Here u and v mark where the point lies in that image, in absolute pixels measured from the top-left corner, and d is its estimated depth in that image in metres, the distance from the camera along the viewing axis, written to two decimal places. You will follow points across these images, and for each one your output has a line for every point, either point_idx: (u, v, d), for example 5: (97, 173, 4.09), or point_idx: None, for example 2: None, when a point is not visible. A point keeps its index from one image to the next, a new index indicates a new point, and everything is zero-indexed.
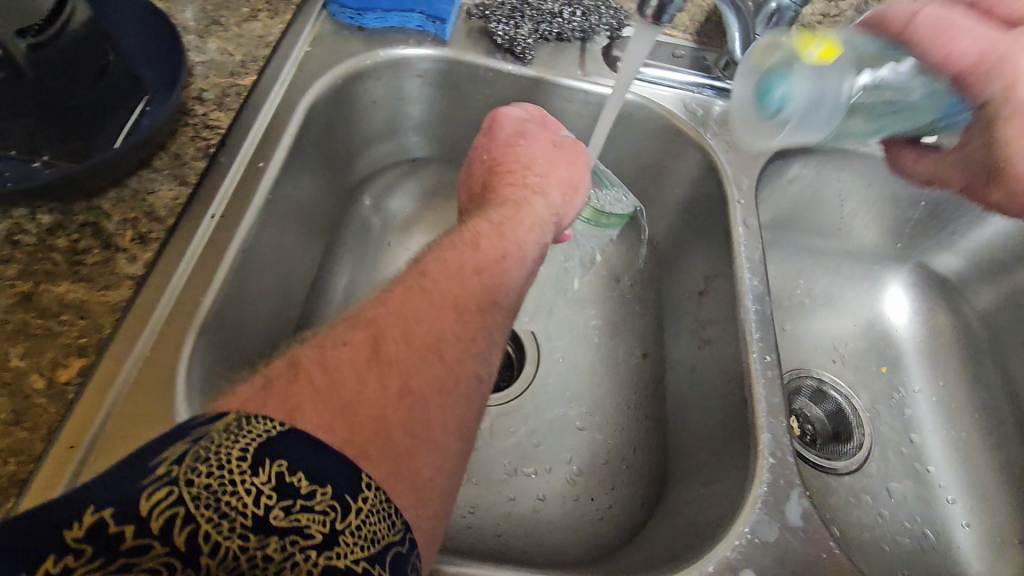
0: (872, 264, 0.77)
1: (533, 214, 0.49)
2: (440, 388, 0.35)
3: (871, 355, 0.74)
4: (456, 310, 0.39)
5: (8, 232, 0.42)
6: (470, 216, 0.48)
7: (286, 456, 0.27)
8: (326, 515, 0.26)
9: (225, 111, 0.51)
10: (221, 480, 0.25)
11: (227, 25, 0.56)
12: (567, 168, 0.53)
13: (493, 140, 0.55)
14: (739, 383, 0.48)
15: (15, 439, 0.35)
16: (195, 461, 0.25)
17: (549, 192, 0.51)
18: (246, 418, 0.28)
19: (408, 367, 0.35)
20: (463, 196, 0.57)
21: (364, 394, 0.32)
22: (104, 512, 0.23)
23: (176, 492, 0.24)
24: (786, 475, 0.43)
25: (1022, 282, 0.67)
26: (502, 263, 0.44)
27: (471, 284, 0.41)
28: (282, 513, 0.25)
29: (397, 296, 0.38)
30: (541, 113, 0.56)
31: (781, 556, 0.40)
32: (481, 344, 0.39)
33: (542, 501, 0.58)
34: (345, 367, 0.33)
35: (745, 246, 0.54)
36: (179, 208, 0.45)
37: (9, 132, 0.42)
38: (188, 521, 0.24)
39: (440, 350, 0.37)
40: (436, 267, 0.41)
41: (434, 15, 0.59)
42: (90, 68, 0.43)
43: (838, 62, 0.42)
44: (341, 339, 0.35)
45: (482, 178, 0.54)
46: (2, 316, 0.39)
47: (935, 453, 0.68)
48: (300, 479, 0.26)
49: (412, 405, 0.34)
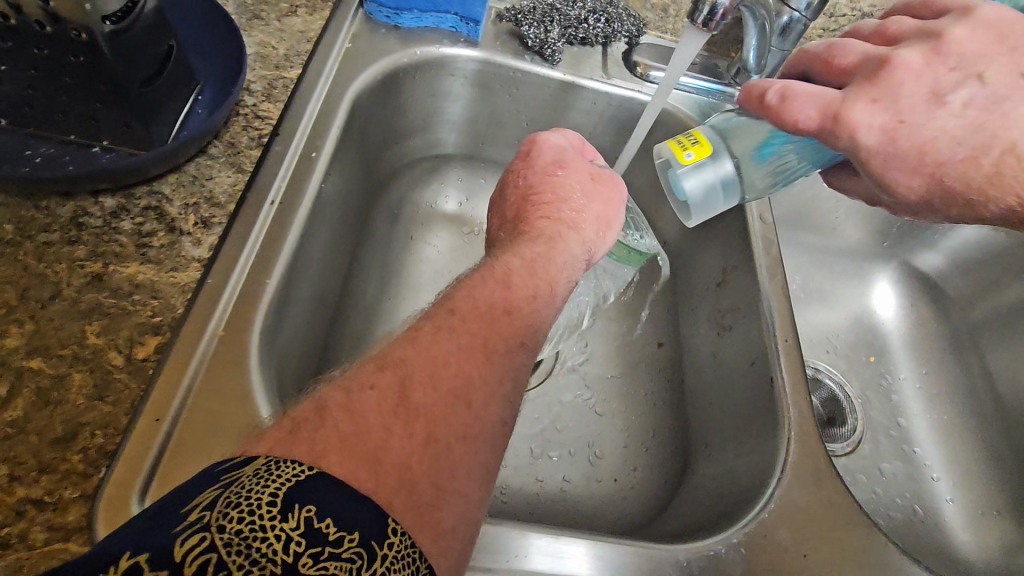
0: (861, 261, 0.82)
1: (566, 250, 0.46)
2: (467, 435, 0.33)
3: (860, 346, 0.79)
4: (484, 352, 0.37)
5: (72, 214, 0.43)
6: (500, 249, 0.45)
7: (314, 500, 0.25)
8: (352, 563, 0.24)
9: (274, 103, 0.53)
10: (252, 527, 0.23)
11: (268, 19, 0.58)
12: (601, 205, 0.51)
13: (531, 166, 0.52)
14: (763, 363, 0.53)
15: (101, 412, 0.36)
16: (227, 506, 0.24)
17: (583, 227, 0.48)
18: (272, 463, 0.27)
19: (435, 413, 0.33)
20: (493, 222, 0.52)
21: (390, 441, 0.31)
22: (139, 557, 0.21)
23: (209, 539, 0.23)
24: (808, 446, 0.47)
25: (994, 278, 0.72)
26: (540, 296, 0.42)
27: (522, 273, 0.42)
28: (310, 560, 0.24)
29: (426, 335, 0.36)
30: (578, 141, 0.55)
31: (806, 517, 0.44)
32: (540, 325, 0.41)
33: (568, 482, 0.60)
34: (372, 414, 0.31)
35: (761, 238, 0.59)
36: (239, 193, 0.47)
37: (73, 113, 0.42)
38: (221, 566, 0.22)
39: (468, 397, 0.34)
40: (466, 304, 0.38)
41: (468, 17, 0.61)
42: (154, 54, 0.43)
43: (714, 155, 0.49)
44: (367, 382, 0.33)
45: (515, 205, 0.50)
46: (76, 295, 0.40)
47: (921, 435, 0.73)
48: (328, 525, 0.25)
49: (437, 454, 0.32)
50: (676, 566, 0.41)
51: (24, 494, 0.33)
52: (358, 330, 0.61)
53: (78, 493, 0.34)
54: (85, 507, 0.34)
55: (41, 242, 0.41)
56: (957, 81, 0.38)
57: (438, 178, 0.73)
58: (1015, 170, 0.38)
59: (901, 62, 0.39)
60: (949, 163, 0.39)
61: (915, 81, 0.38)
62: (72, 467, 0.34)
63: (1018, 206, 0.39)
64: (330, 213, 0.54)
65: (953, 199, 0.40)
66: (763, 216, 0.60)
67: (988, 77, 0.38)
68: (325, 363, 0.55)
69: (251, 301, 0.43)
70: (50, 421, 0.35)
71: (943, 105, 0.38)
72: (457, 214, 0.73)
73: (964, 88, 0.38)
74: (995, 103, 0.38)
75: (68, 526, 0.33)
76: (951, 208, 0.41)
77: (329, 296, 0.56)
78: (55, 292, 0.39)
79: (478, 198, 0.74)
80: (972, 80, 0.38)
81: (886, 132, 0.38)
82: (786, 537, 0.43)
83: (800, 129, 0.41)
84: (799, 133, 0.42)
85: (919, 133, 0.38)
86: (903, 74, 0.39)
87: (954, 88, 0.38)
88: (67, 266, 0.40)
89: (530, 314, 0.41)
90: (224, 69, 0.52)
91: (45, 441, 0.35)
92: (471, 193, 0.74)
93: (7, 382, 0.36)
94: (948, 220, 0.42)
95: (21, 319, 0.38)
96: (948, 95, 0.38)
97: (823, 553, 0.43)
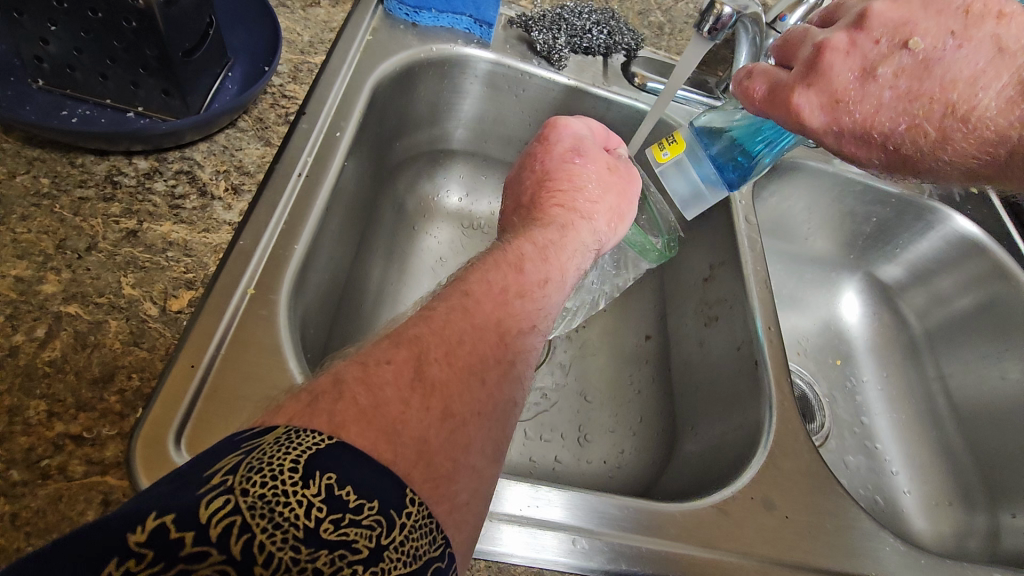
0: (830, 271, 0.87)
1: (577, 239, 0.48)
2: (481, 411, 0.33)
3: (827, 349, 0.84)
4: (498, 334, 0.37)
5: (107, 173, 0.44)
6: (513, 236, 0.47)
7: (334, 467, 0.25)
8: (372, 530, 0.24)
9: (299, 85, 0.55)
10: (276, 491, 0.23)
11: (293, 8, 0.61)
12: (616, 197, 0.54)
13: (550, 151, 0.54)
14: (749, 351, 0.57)
15: (137, 357, 0.38)
16: (250, 471, 0.23)
17: (595, 218, 0.51)
18: (293, 431, 0.26)
19: (451, 389, 0.32)
20: (508, 208, 0.54)
21: (408, 414, 0.30)
22: (166, 518, 0.21)
23: (232, 501, 0.22)
24: (786, 426, 0.51)
25: (944, 287, 0.78)
26: (563, 278, 0.45)
27: (541, 254, 0.45)
28: (331, 526, 0.23)
29: (441, 315, 0.36)
30: (603, 133, 0.58)
31: (778, 480, 0.48)
32: (555, 289, 0.44)
33: (559, 463, 0.63)
34: (389, 387, 0.30)
35: (747, 238, 0.64)
36: (268, 164, 0.49)
37: (114, 78, 0.45)
38: (244, 530, 0.22)
39: (483, 374, 0.34)
40: (480, 288, 0.39)
41: (481, 19, 0.65)
42: (197, 30, 0.46)
43: (691, 152, 0.55)
44: (383, 357, 0.32)
45: (530, 189, 0.53)
46: (112, 248, 0.41)
47: (883, 432, 0.77)
48: (348, 492, 0.24)
49: (454, 429, 0.31)
50: (672, 520, 0.44)
51: (62, 430, 0.34)
52: (359, 311, 0.62)
53: (115, 431, 0.35)
54: (122, 444, 0.35)
55: (76, 197, 0.42)
56: (885, 52, 0.38)
57: (444, 172, 0.77)
58: (961, 132, 0.38)
59: (831, 43, 0.39)
60: (894, 133, 0.39)
61: (846, 61, 0.38)
62: (108, 406, 0.36)
63: (976, 161, 0.39)
64: (346, 193, 0.57)
65: (911, 164, 0.40)
66: (749, 217, 0.65)
67: (916, 42, 0.37)
68: (335, 341, 0.56)
69: (278, 269, 0.46)
70: (87, 362, 0.36)
71: (874, 79, 0.38)
72: (460, 209, 0.77)
73: (894, 58, 0.38)
74: (928, 68, 0.37)
75: (106, 461, 0.34)
76: (914, 168, 0.41)
77: (341, 274, 0.58)
78: (91, 244, 0.41)
79: (480, 194, 0.78)
80: (899, 48, 0.38)
81: (826, 113, 0.39)
82: (770, 500, 0.47)
83: (752, 108, 0.43)
84: (754, 113, 0.44)
85: (858, 110, 0.39)
86: (833, 55, 0.39)
87: (885, 60, 0.38)
88: (103, 221, 0.42)
89: (541, 298, 0.42)
90: (256, 49, 0.55)
91: (83, 381, 0.36)
92: (476, 191, 0.78)
93: (45, 325, 0.37)
94: (919, 175, 0.42)
95: (58, 267, 0.39)
96: (878, 68, 0.38)
97: (803, 515, 0.47)
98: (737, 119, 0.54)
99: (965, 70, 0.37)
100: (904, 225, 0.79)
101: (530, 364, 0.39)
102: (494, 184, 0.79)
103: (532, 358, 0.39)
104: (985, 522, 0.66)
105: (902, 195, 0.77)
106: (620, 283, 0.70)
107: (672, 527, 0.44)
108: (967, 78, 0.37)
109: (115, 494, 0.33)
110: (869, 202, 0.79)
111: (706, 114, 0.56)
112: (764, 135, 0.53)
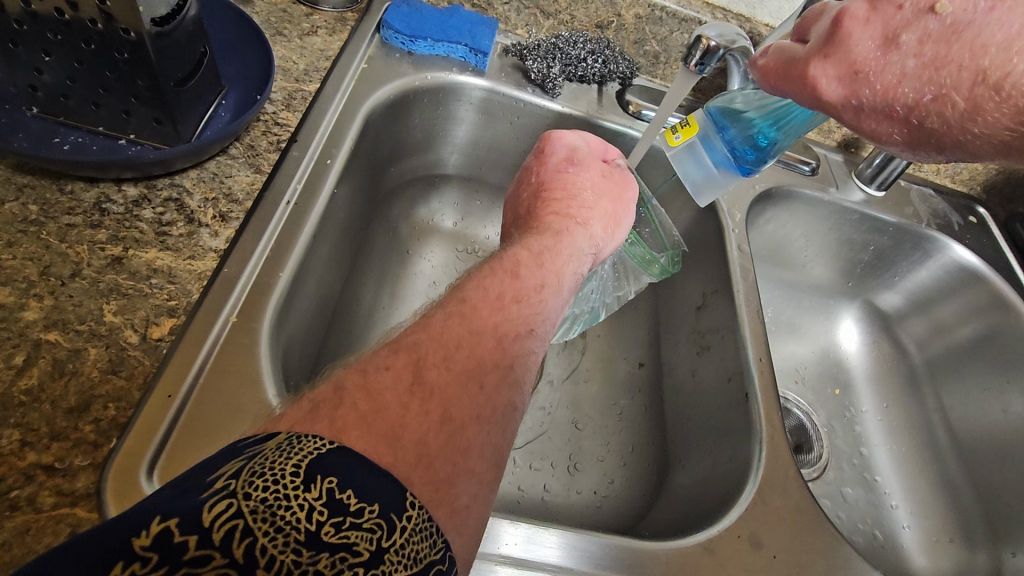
0: (828, 298, 0.84)
1: (572, 245, 0.48)
2: (481, 416, 0.32)
3: (825, 378, 0.81)
4: (496, 338, 0.37)
5: (95, 200, 0.44)
6: (511, 244, 0.47)
7: (336, 472, 0.24)
8: (372, 533, 0.23)
9: (292, 112, 0.56)
10: (277, 496, 0.22)
11: (290, 37, 0.62)
12: (611, 203, 0.54)
13: (544, 164, 0.55)
14: (740, 379, 0.56)
15: (115, 386, 0.37)
16: (252, 475, 0.23)
17: (591, 225, 0.51)
18: (295, 437, 0.25)
19: (450, 393, 0.32)
20: (508, 218, 0.54)
21: (407, 419, 0.29)
22: (170, 522, 0.20)
23: (235, 505, 0.21)
24: (776, 460, 0.50)
25: (943, 316, 0.76)
26: (561, 286, 0.44)
27: (543, 265, 0.44)
28: (332, 529, 0.22)
29: (438, 322, 0.35)
30: (597, 146, 0.58)
31: (764, 519, 0.47)
32: (552, 292, 0.43)
33: (548, 493, 0.61)
34: (389, 393, 0.30)
35: (739, 266, 0.63)
36: (256, 192, 0.50)
37: (106, 107, 0.45)
38: (247, 533, 0.21)
39: (480, 378, 0.34)
40: (476, 294, 0.39)
41: (476, 49, 0.66)
42: (190, 57, 0.46)
43: (703, 134, 0.56)
44: (383, 363, 0.32)
45: (526, 201, 0.53)
46: (94, 276, 0.41)
47: (883, 465, 0.74)
48: (349, 496, 0.23)
49: (453, 432, 0.30)
50: (655, 559, 0.43)
51: (35, 460, 0.34)
52: (347, 333, 0.61)
53: (87, 461, 0.35)
54: (94, 475, 0.35)
55: (63, 224, 0.42)
56: (909, 17, 0.35)
57: (438, 195, 0.77)
58: (994, 102, 0.34)
59: (850, 11, 0.37)
60: (919, 105, 0.36)
61: (865, 30, 0.36)
62: (83, 436, 0.35)
63: (1010, 135, 0.35)
64: (337, 216, 0.57)
65: (936, 140, 0.37)
66: (741, 246, 0.65)
67: (943, 5, 0.34)
68: (323, 361, 0.56)
69: (265, 294, 0.46)
70: (64, 391, 0.36)
71: (898, 47, 0.36)
72: (455, 232, 0.77)
73: (919, 24, 0.35)
74: (957, 33, 0.34)
75: (77, 492, 0.34)
76: (939, 144, 0.38)
77: (329, 297, 0.58)
78: (75, 270, 0.41)
79: (474, 217, 0.79)
80: (924, 13, 0.35)
81: (844, 84, 0.38)
82: (757, 538, 0.46)
83: (768, 86, 0.42)
84: (771, 91, 0.43)
85: (879, 80, 0.36)
86: (852, 23, 0.37)
87: (908, 26, 0.35)
88: (88, 248, 0.42)
89: (538, 301, 0.41)
90: (250, 78, 0.55)
91: (58, 410, 0.36)
92: (476, 209, 0.79)
93: (24, 352, 0.37)
94: (947, 154, 0.39)
95: (40, 294, 0.39)
96: (902, 35, 0.35)
97: (788, 555, 0.46)
98: (753, 103, 0.54)
99: (996, 33, 0.33)
100: (903, 253, 0.79)
101: (529, 369, 0.38)
102: (490, 208, 0.79)
103: (532, 361, 0.39)
104: (987, 560, 0.63)
105: (899, 224, 0.76)
106: (622, 295, 0.69)
107: (655, 567, 0.42)
108: (1000, 42, 0.33)
109: (83, 526, 0.33)
110: (868, 229, 0.78)
111: (722, 98, 0.57)
112: (785, 116, 0.52)
